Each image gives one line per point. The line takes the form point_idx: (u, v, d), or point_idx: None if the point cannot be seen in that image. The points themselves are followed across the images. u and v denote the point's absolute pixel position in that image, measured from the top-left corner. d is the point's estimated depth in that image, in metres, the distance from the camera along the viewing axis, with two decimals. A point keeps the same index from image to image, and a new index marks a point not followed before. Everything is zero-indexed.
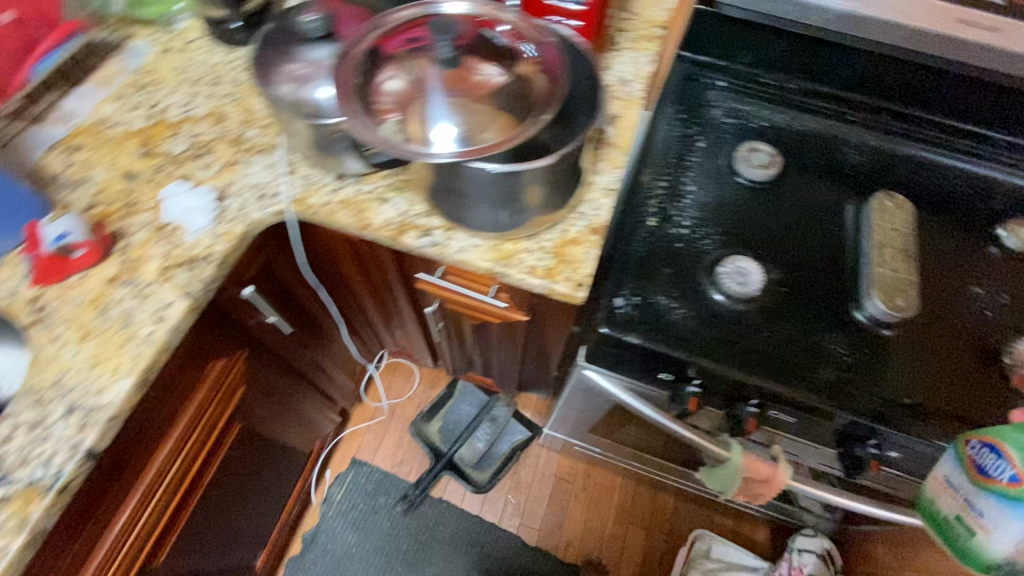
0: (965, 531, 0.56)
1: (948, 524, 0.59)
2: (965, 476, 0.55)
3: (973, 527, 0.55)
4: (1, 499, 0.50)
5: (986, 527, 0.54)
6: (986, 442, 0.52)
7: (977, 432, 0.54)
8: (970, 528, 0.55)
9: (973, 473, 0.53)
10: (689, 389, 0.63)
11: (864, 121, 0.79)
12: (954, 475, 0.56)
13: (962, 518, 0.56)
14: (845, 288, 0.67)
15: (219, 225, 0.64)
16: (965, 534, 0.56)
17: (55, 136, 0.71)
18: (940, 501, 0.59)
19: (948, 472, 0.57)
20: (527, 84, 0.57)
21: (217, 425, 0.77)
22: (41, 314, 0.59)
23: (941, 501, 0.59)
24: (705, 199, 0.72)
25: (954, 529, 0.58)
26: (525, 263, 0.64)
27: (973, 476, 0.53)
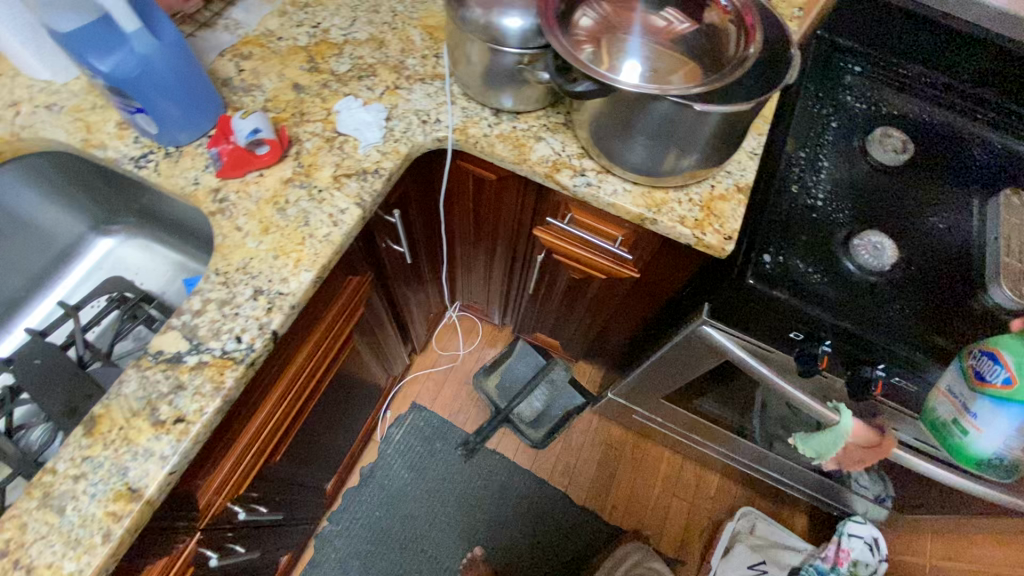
0: (959, 432, 0.60)
1: (942, 427, 0.62)
2: (964, 383, 0.58)
3: (966, 427, 0.59)
4: (197, 365, 0.53)
5: (977, 428, 0.58)
6: (987, 351, 0.56)
7: (979, 342, 0.58)
8: (964, 429, 0.59)
9: (972, 380, 0.57)
10: (821, 348, 0.65)
11: (995, 120, 0.81)
12: (954, 382, 0.60)
13: (956, 420, 0.60)
14: (973, 273, 0.69)
15: (387, 142, 0.67)
16: (959, 435, 0.60)
17: (224, 42, 0.73)
18: (938, 406, 0.62)
19: (951, 379, 0.60)
20: (716, 34, 0.59)
21: (340, 339, 0.80)
22: (223, 204, 0.62)
23: (936, 406, 0.63)
24: (839, 176, 0.75)
25: (949, 430, 0.61)
26: (675, 212, 0.67)
27: (971, 381, 0.57)
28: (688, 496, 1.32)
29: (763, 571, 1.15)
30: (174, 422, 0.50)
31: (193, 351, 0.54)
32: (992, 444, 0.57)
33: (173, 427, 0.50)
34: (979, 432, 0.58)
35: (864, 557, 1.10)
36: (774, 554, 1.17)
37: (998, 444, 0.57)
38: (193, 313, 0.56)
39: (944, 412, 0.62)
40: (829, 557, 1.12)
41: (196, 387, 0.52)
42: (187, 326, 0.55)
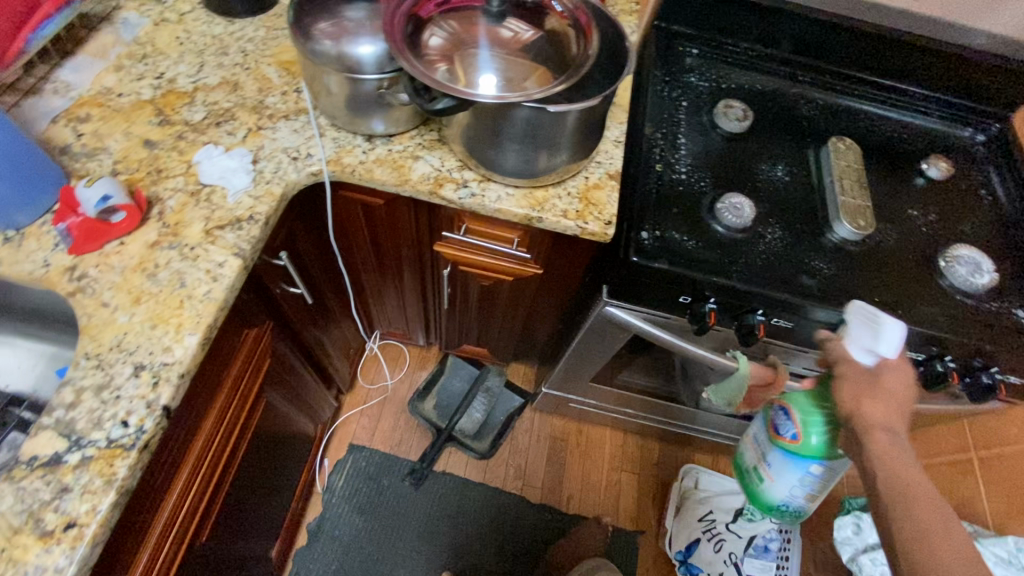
0: (759, 480, 0.78)
1: (749, 472, 0.80)
2: (765, 436, 0.74)
3: (762, 476, 0.76)
4: (80, 462, 0.48)
5: (771, 477, 0.75)
6: (781, 407, 0.69)
7: (778, 398, 0.70)
8: (763, 478, 0.77)
9: (772, 432, 0.71)
10: (707, 306, 0.72)
11: (812, 80, 0.93)
12: (759, 434, 0.76)
13: (757, 469, 0.77)
14: (818, 215, 0.79)
15: (258, 186, 0.65)
16: (759, 480, 0.77)
17: (54, 107, 0.67)
18: (749, 453, 0.79)
19: (759, 430, 0.76)
20: (559, 38, 0.63)
21: (249, 397, 0.75)
22: (82, 282, 0.56)
23: (747, 453, 0.80)
24: (696, 149, 0.83)
25: (752, 476, 0.79)
26: (557, 207, 0.70)
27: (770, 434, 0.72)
28: (636, 469, 1.38)
29: (712, 520, 1.23)
30: (64, 529, 0.45)
31: (73, 448, 0.48)
32: (781, 488, 0.75)
33: (64, 535, 0.45)
34: (772, 480, 0.75)
35: None
36: (720, 503, 1.25)
37: (783, 489, 0.75)
38: (67, 407, 0.50)
39: (751, 459, 0.79)
40: None
41: (83, 486, 0.47)
42: (62, 423, 0.49)
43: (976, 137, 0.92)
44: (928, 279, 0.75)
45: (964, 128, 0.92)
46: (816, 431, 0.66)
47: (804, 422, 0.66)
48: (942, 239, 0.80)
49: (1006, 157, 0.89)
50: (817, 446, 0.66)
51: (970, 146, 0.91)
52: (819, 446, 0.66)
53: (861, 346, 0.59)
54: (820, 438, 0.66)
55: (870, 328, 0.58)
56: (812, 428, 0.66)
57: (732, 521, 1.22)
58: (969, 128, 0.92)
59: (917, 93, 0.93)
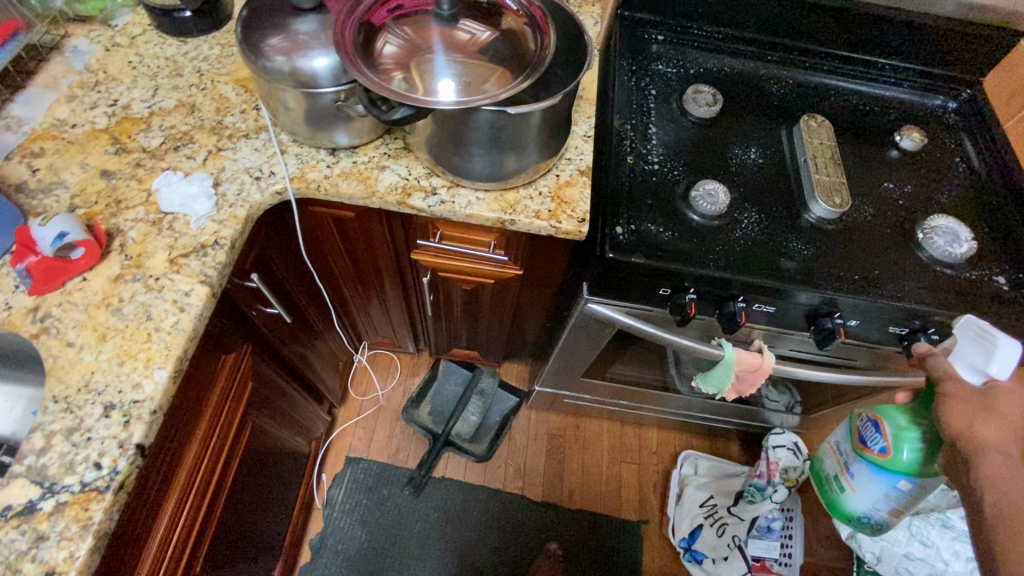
0: (841, 490, 0.85)
1: (829, 480, 0.88)
2: (849, 447, 0.81)
3: (844, 486, 0.84)
4: (54, 508, 0.47)
5: (853, 487, 0.82)
6: (872, 419, 0.74)
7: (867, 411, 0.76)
8: (845, 488, 0.84)
9: (857, 445, 0.78)
10: (687, 297, 0.72)
11: (781, 59, 0.92)
12: (843, 445, 0.84)
13: (838, 478, 0.85)
14: (793, 196, 0.79)
15: (221, 210, 0.63)
16: (841, 489, 0.85)
17: (6, 143, 0.65)
18: (830, 463, 0.88)
19: (843, 441, 0.84)
20: (516, 36, 0.62)
21: (233, 423, 0.74)
22: (46, 323, 0.55)
23: (827, 462, 0.89)
24: (667, 137, 0.82)
25: (834, 485, 0.86)
26: (529, 208, 0.69)
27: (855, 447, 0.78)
28: (636, 459, 1.38)
29: (713, 504, 1.24)
30: None
31: (46, 495, 0.47)
32: (862, 501, 0.81)
33: None
34: (854, 491, 0.82)
35: (791, 462, 1.20)
36: (719, 487, 1.26)
37: (864, 500, 0.81)
38: (37, 453, 0.49)
39: (833, 469, 0.86)
40: (764, 472, 1.19)
41: (59, 533, 0.46)
42: (32, 470, 0.48)
43: (948, 105, 0.92)
44: (907, 252, 0.75)
45: (934, 97, 0.92)
46: (907, 447, 0.70)
47: (895, 436, 0.71)
48: (919, 211, 0.79)
49: (978, 123, 0.88)
50: (910, 462, 0.71)
51: (942, 115, 0.91)
52: (910, 462, 0.70)
53: (969, 363, 0.60)
54: (912, 454, 0.70)
55: (982, 346, 0.59)
56: (902, 441, 0.71)
57: (733, 505, 1.23)
58: (940, 97, 0.92)
59: (885, 64, 0.92)
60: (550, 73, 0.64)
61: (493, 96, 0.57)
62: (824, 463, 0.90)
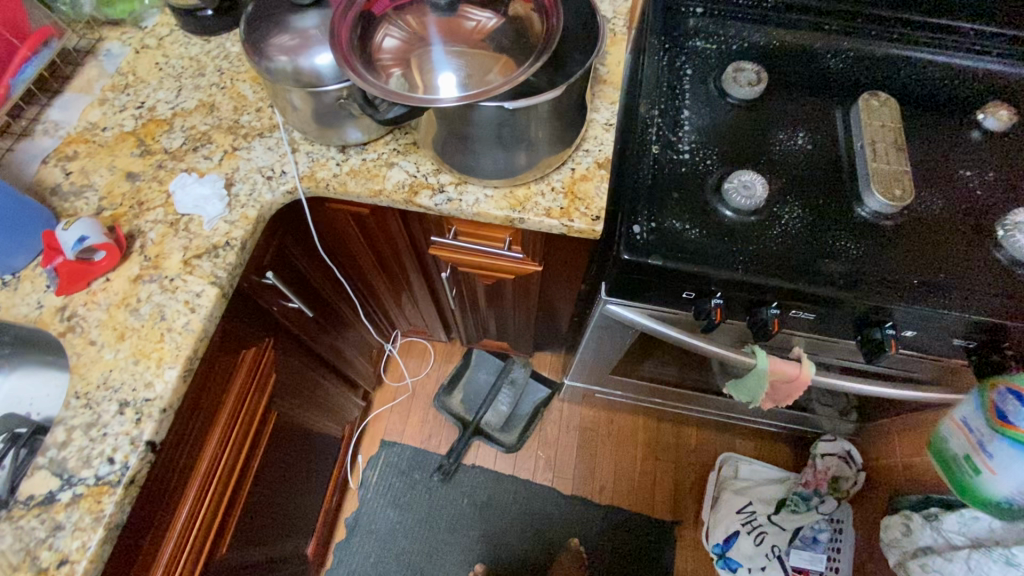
0: (970, 470, 0.65)
1: (956, 462, 0.68)
2: (983, 420, 0.63)
3: (978, 466, 0.64)
4: (72, 499, 0.50)
5: (991, 467, 0.63)
6: (1011, 389, 0.59)
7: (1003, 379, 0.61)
8: (976, 468, 0.64)
9: (993, 417, 0.61)
10: (713, 302, 0.65)
11: (841, 28, 0.81)
12: (973, 418, 0.64)
13: (971, 457, 0.65)
14: (845, 188, 0.70)
15: (233, 211, 0.64)
16: (973, 471, 0.65)
17: (45, 147, 0.69)
18: (952, 440, 0.68)
19: (973, 413, 0.65)
20: (523, 22, 0.58)
21: (256, 415, 0.77)
22: (72, 322, 0.58)
23: (953, 440, 0.68)
24: (701, 122, 0.75)
25: (962, 467, 0.67)
26: (540, 206, 0.65)
27: (993, 420, 0.61)
28: (671, 457, 1.33)
29: (752, 511, 1.17)
30: (58, 565, 0.48)
31: (65, 486, 0.51)
32: (1004, 485, 0.62)
33: (57, 571, 0.48)
34: (992, 471, 0.63)
35: (843, 472, 1.13)
36: (759, 493, 1.18)
37: (1006, 483, 0.62)
38: (59, 446, 0.52)
39: (957, 447, 0.67)
40: (811, 481, 1.14)
41: (75, 522, 0.49)
42: (54, 462, 0.51)
43: None
44: (982, 254, 0.65)
45: None
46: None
47: None
48: (1000, 204, 0.68)
49: None
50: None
51: None
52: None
53: None
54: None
55: None
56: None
57: (774, 513, 1.16)
58: None
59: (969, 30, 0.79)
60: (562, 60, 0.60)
61: (491, 91, 0.54)
62: (979, 469, 0.64)
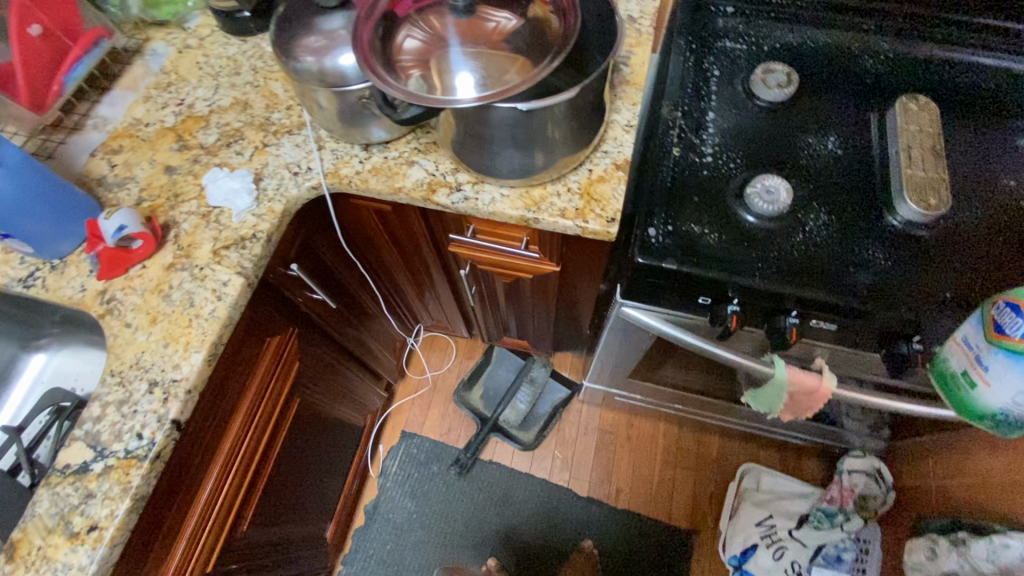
0: (967, 386, 0.58)
1: (950, 379, 0.60)
2: (981, 335, 0.54)
3: (975, 381, 0.56)
4: (103, 470, 0.54)
5: (987, 381, 0.55)
6: (1011, 303, 0.51)
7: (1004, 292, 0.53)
8: (973, 383, 0.57)
9: (991, 331, 0.53)
10: (729, 309, 0.64)
11: (880, 28, 0.78)
12: (969, 333, 0.56)
13: (966, 374, 0.57)
14: (876, 194, 0.67)
15: (260, 204, 0.67)
16: (969, 387, 0.57)
17: (94, 141, 0.74)
18: (944, 356, 0.59)
19: (969, 328, 0.56)
20: (541, 23, 0.58)
21: (279, 400, 0.80)
22: (111, 305, 0.62)
23: (947, 357, 0.59)
24: (726, 124, 0.73)
25: (956, 383, 0.59)
26: (555, 206, 0.65)
27: (991, 333, 0.53)
28: (691, 465, 1.30)
29: (772, 525, 1.13)
30: (88, 531, 0.51)
31: (98, 458, 0.54)
32: (1000, 397, 0.55)
33: (87, 536, 0.51)
34: (989, 385, 0.55)
35: (870, 490, 1.08)
36: (780, 507, 1.15)
37: (1006, 397, 0.54)
38: (94, 420, 0.56)
39: (951, 364, 0.59)
40: (836, 498, 1.09)
41: (105, 492, 0.53)
42: (89, 435, 0.55)
43: None
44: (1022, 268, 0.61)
45: None
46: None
47: None
48: None
49: None
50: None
51: None
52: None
53: None
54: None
55: None
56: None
57: (795, 528, 1.11)
58: None
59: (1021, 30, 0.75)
60: (580, 61, 0.60)
61: (506, 92, 0.54)
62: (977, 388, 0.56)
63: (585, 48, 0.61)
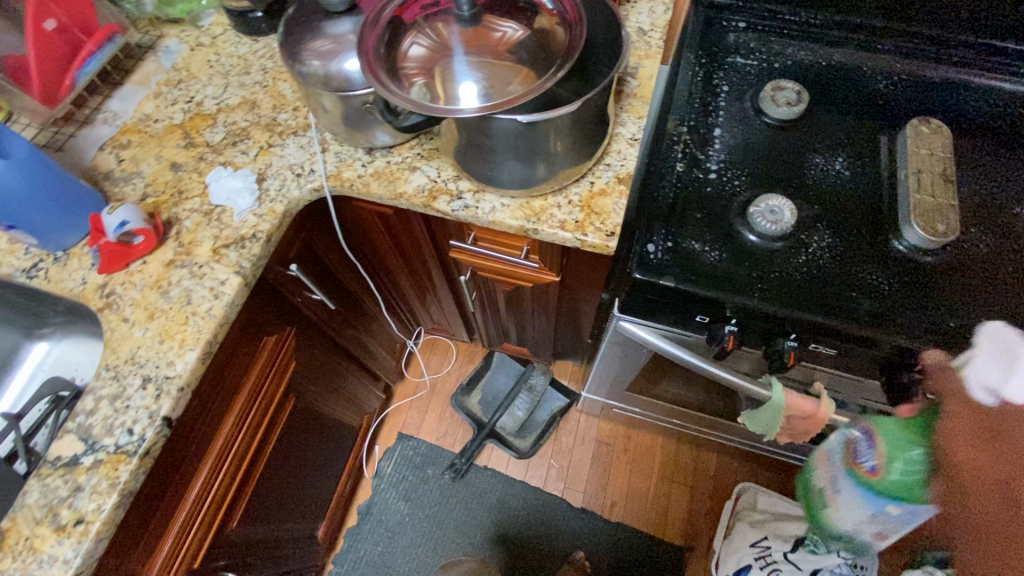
0: (822, 504, 0.76)
1: (812, 498, 0.78)
2: (840, 459, 0.69)
3: (826, 505, 0.74)
4: (92, 464, 0.54)
5: (835, 507, 0.73)
6: (867, 433, 0.63)
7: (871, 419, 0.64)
8: (825, 504, 0.75)
9: (849, 460, 0.66)
10: (727, 328, 0.63)
11: (895, 49, 0.77)
12: (835, 455, 0.70)
13: (822, 495, 0.75)
14: (882, 218, 0.66)
15: (262, 204, 0.68)
16: (823, 505, 0.75)
17: (103, 135, 0.75)
18: (815, 474, 0.76)
19: (835, 448, 0.70)
20: (547, 35, 0.58)
21: (274, 399, 0.81)
22: (110, 299, 0.63)
23: (817, 473, 0.76)
24: (733, 141, 0.72)
25: (817, 500, 0.77)
26: (555, 218, 0.65)
27: (847, 461, 0.67)
28: (688, 481, 1.29)
29: (767, 547, 1.09)
30: (74, 524, 0.52)
31: (88, 451, 0.55)
32: (844, 521, 0.73)
33: (73, 529, 0.52)
34: (836, 505, 0.72)
35: None
36: (776, 529, 1.11)
37: (846, 521, 0.72)
38: (87, 413, 0.57)
39: (817, 482, 0.76)
40: None
41: (93, 486, 0.53)
42: (81, 428, 0.56)
43: None
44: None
45: None
46: (901, 468, 0.58)
47: (888, 454, 0.59)
48: None
49: None
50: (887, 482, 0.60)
51: None
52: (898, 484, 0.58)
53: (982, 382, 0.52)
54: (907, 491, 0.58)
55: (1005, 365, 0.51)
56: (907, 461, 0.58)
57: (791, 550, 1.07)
58: None
59: None
60: (585, 74, 0.59)
61: (508, 104, 0.54)
62: (813, 467, 0.78)
63: (590, 61, 0.60)
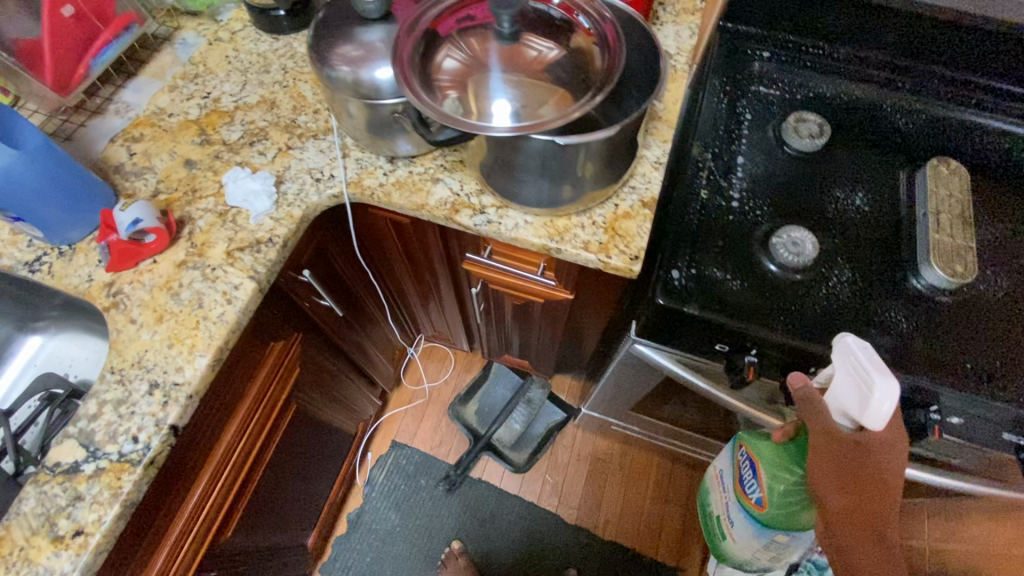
0: (723, 537, 0.95)
1: (711, 523, 1.01)
2: (750, 508, 0.77)
3: (731, 538, 0.91)
4: (94, 472, 0.52)
5: (732, 534, 0.90)
6: (744, 457, 0.77)
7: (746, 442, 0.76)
8: (726, 534, 0.93)
9: (739, 489, 0.80)
10: (747, 359, 0.63)
11: (915, 88, 0.78)
12: (727, 475, 0.89)
13: (721, 516, 0.94)
14: (901, 255, 0.66)
15: (279, 208, 0.66)
16: (725, 537, 0.94)
17: (115, 127, 0.73)
18: (715, 498, 0.97)
19: (726, 468, 0.90)
20: (584, 56, 0.57)
21: (276, 406, 0.79)
22: (117, 298, 0.61)
23: (713, 497, 0.99)
24: (755, 170, 0.73)
25: (718, 527, 0.97)
26: (579, 238, 0.64)
27: (738, 490, 0.81)
28: (681, 501, 1.29)
29: None
30: (73, 535, 0.50)
31: (89, 458, 0.52)
32: (743, 548, 0.89)
33: (72, 541, 0.49)
34: (735, 536, 0.88)
35: None
36: None
37: (743, 548, 0.89)
38: (89, 418, 0.54)
39: (715, 507, 0.98)
40: None
41: (94, 495, 0.51)
42: (83, 433, 0.54)
43: None
44: None
45: None
46: (778, 494, 0.69)
47: (768, 481, 0.70)
48: None
49: None
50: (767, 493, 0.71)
51: None
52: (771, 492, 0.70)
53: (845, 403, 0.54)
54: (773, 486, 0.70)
55: (860, 390, 0.52)
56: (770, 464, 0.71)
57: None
58: None
59: None
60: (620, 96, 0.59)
61: (545, 124, 0.54)
62: (711, 495, 1.00)
63: (624, 84, 0.60)
